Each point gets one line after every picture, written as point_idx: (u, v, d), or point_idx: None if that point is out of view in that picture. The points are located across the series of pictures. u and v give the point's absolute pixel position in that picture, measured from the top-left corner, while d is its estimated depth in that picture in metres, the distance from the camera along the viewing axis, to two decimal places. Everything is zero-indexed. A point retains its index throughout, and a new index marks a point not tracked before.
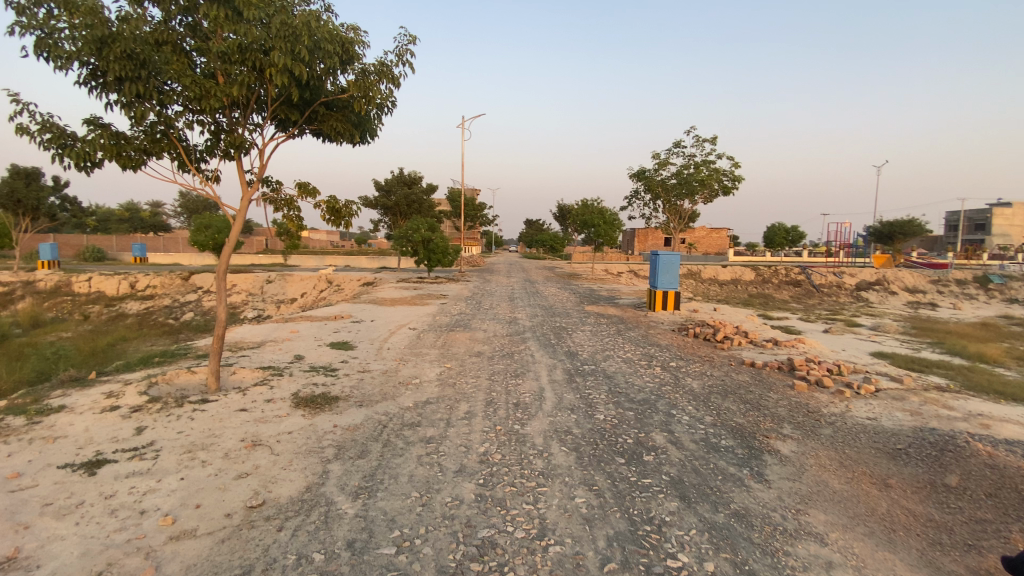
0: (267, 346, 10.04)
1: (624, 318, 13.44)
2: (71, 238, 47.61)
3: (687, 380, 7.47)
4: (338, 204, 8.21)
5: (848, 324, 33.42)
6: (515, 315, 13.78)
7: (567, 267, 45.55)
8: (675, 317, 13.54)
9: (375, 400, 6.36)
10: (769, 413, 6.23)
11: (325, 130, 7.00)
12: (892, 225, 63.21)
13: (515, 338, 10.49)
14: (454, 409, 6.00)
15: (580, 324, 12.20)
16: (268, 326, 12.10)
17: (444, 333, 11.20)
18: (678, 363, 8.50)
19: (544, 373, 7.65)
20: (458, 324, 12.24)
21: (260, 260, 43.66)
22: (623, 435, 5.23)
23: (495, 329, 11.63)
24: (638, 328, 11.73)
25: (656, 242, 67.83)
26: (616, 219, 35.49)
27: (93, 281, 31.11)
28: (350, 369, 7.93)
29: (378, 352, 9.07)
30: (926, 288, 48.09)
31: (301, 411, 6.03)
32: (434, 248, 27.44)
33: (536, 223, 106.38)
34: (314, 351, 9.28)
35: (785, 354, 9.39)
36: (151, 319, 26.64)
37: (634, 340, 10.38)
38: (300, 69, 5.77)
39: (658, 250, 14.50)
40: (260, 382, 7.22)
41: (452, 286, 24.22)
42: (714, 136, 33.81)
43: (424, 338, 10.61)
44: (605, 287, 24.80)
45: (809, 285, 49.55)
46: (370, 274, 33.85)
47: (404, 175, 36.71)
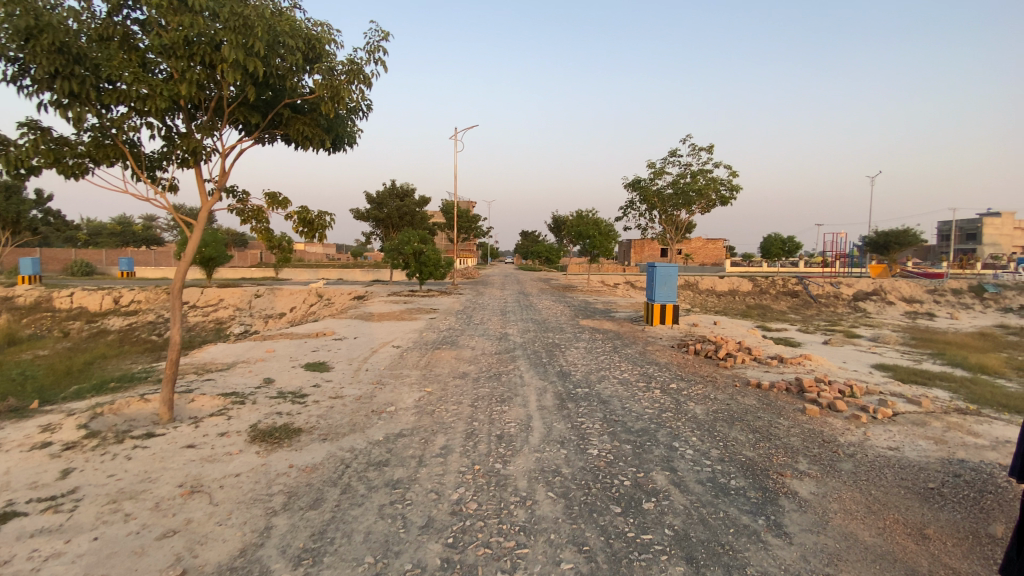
0: (237, 368, 9.34)
1: (620, 333, 12.81)
2: (61, 252, 46.86)
3: (688, 404, 6.85)
4: (311, 215, 7.61)
5: (847, 335, 32.87)
6: (506, 331, 13.15)
7: (563, 279, 44.95)
8: (673, 332, 12.93)
9: (341, 433, 5.69)
10: (782, 443, 5.57)
11: (291, 134, 6.41)
12: (888, 235, 63.07)
13: (504, 356, 9.84)
14: (428, 444, 5.34)
15: (574, 341, 11.59)
16: (243, 345, 11.39)
17: (429, 351, 10.54)
18: (678, 384, 7.90)
19: (533, 398, 6.99)
20: (445, 342, 11.58)
21: (251, 274, 43.00)
22: (620, 475, 4.58)
23: (483, 346, 10.99)
24: (634, 345, 11.11)
25: (652, 253, 67.61)
26: (611, 230, 35.00)
27: (76, 297, 30.36)
28: (320, 395, 7.26)
29: (355, 374, 8.39)
30: (923, 298, 47.70)
31: (255, 447, 5.36)
32: (425, 260, 26.82)
33: (532, 235, 106.04)
34: (285, 374, 8.59)
35: (792, 374, 8.74)
36: (134, 335, 25.87)
37: (631, 358, 9.75)
38: (252, 64, 5.17)
39: (655, 262, 13.92)
40: (218, 412, 6.55)
41: (443, 299, 23.60)
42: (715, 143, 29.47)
43: (407, 357, 9.94)
44: (601, 300, 24.23)
45: (806, 295, 49.15)
46: (362, 287, 33.14)
47: (396, 187, 36.25)
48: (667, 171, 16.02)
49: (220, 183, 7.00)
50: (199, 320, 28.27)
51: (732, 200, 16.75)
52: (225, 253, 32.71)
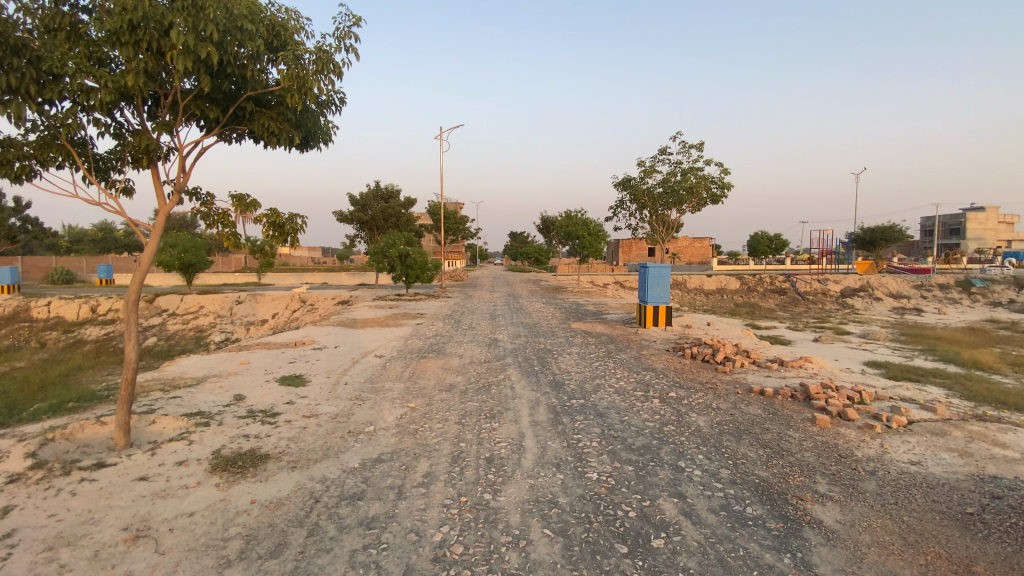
0: (207, 383, 8.72)
1: (613, 336, 12.36)
2: (42, 260, 45.43)
3: (690, 416, 6.40)
4: (283, 218, 7.06)
5: (838, 332, 32.81)
6: (495, 336, 12.63)
7: (553, 280, 44.53)
8: (667, 335, 12.52)
9: (312, 460, 5.14)
10: (795, 459, 5.14)
11: (255, 130, 5.85)
12: (873, 231, 63.60)
13: (493, 364, 9.32)
14: (408, 471, 4.81)
15: (566, 346, 11.12)
16: (216, 357, 10.72)
17: (414, 360, 9.99)
18: (678, 392, 7.44)
19: (524, 411, 6.48)
20: (431, 349, 11.03)
21: (234, 279, 42.05)
22: (623, 505, 4.09)
23: (471, 354, 10.46)
24: (629, 349, 10.65)
25: (640, 253, 67.66)
26: (601, 230, 34.64)
27: (51, 305, 29.25)
28: (293, 415, 6.68)
29: (333, 390, 7.82)
30: (910, 294, 48.02)
31: (214, 478, 4.79)
32: (412, 263, 26.19)
33: (520, 235, 105.66)
34: (258, 390, 7.99)
35: (795, 379, 8.37)
36: (111, 345, 24.89)
37: (627, 364, 9.28)
38: (204, 50, 4.59)
39: (646, 262, 13.53)
40: (179, 436, 5.95)
41: (431, 303, 23.03)
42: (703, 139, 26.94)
43: (390, 368, 9.38)
44: (592, 301, 23.83)
45: (795, 292, 49.29)
46: (347, 292, 32.40)
47: (380, 189, 35.60)
48: (657, 169, 15.55)
49: (180, 183, 6.38)
50: (179, 328, 27.35)
51: (724, 197, 16.27)
52: (206, 259, 31.76)
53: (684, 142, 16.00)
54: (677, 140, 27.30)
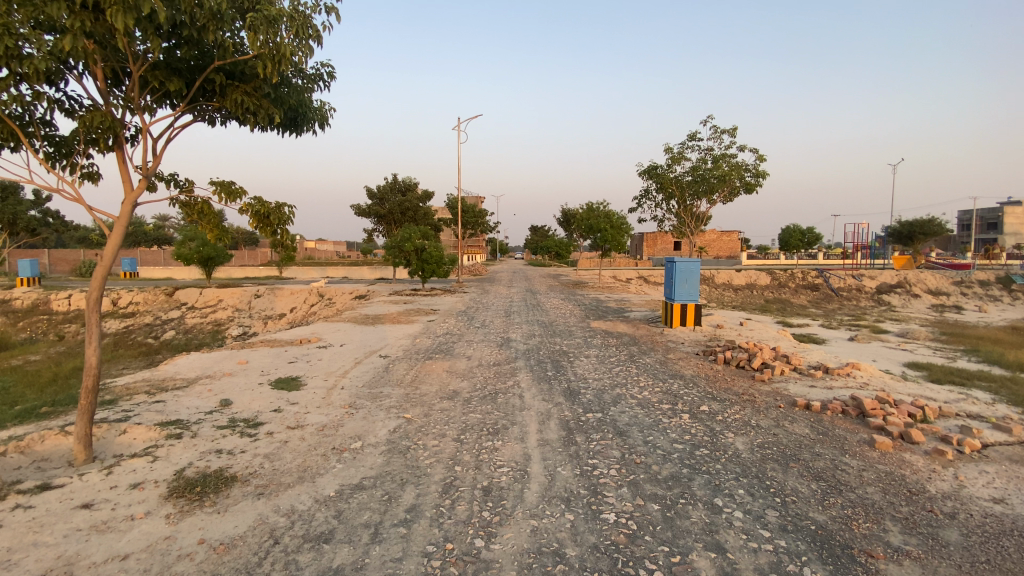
0: (197, 385, 8.18)
1: (636, 337, 11.44)
2: (69, 253, 46.47)
3: (726, 438, 5.51)
4: (269, 207, 6.35)
5: (874, 330, 31.05)
6: (509, 335, 11.83)
7: (573, 275, 43.48)
8: (696, 336, 11.55)
9: (283, 485, 4.45)
10: (858, 496, 4.22)
11: (228, 107, 5.21)
12: (911, 225, 60.64)
13: (503, 368, 8.54)
14: (390, 504, 4.06)
15: (585, 347, 10.28)
16: (214, 356, 10.20)
17: (420, 362, 9.28)
18: (711, 406, 6.55)
19: (534, 427, 5.68)
20: (439, 349, 10.29)
21: (254, 273, 42.17)
22: (647, 561, 3.28)
23: (481, 354, 9.68)
24: (653, 352, 9.75)
25: (664, 246, 66.09)
26: (623, 224, 33.45)
27: (74, 298, 29.56)
28: (277, 425, 6.01)
29: (327, 395, 7.15)
30: (951, 290, 45.50)
31: (167, 507, 4.17)
32: (428, 257, 25.54)
33: (542, 229, 104.45)
34: (246, 395, 7.37)
35: (844, 390, 7.37)
36: (130, 338, 24.96)
37: (652, 370, 8.38)
38: (145, 5, 3.92)
39: (674, 257, 12.54)
40: (145, 451, 5.36)
41: (446, 299, 22.38)
42: (736, 125, 25.05)
43: (392, 370, 8.68)
44: (613, 297, 22.82)
45: (827, 288, 47.22)
46: (364, 286, 32.00)
47: (398, 181, 35.10)
48: (685, 155, 14.44)
49: (150, 168, 5.70)
50: (197, 322, 27.33)
51: (758, 186, 15.06)
52: (224, 252, 31.73)
53: (717, 126, 14.82)
54: (707, 125, 25.25)
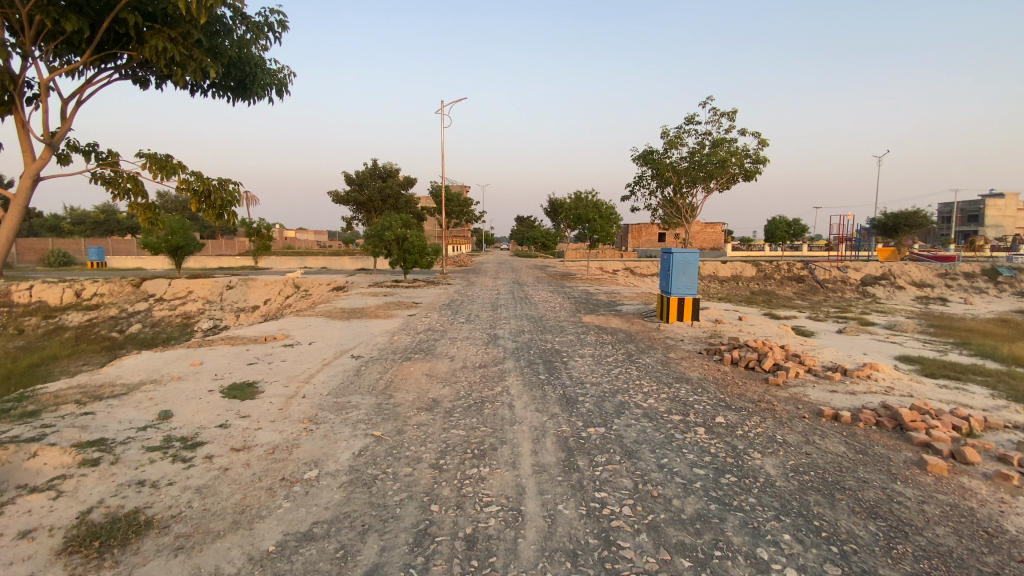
0: (137, 393, 7.10)
1: (632, 333, 10.59)
2: (36, 242, 44.22)
3: (752, 459, 4.69)
4: (212, 185, 5.42)
5: (862, 323, 30.81)
6: (495, 332, 10.89)
7: (560, 266, 42.68)
8: (695, 332, 10.75)
9: (211, 535, 3.50)
10: (930, 546, 3.41)
11: (148, 57, 4.28)
12: (896, 217, 61.08)
13: (490, 370, 7.62)
14: (346, 564, 3.14)
15: (578, 345, 9.43)
16: (164, 358, 9.10)
17: (396, 363, 8.31)
18: (727, 417, 5.72)
19: (527, 447, 4.80)
20: (419, 348, 9.33)
21: (230, 264, 40.54)
22: None
23: (464, 354, 8.75)
24: (653, 351, 8.93)
25: (649, 238, 65.57)
26: (612, 213, 32.60)
27: (34, 289, 27.75)
28: (219, 448, 5.02)
29: (284, 407, 6.16)
30: (934, 283, 45.77)
31: (54, 569, 3.18)
32: (410, 247, 24.39)
33: (527, 219, 103.39)
34: (190, 407, 6.34)
35: (871, 397, 6.64)
36: (93, 332, 23.44)
37: (656, 372, 7.53)
38: None
39: (671, 247, 11.73)
40: (50, 483, 4.32)
41: (429, 291, 21.36)
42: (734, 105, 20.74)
43: (364, 374, 7.72)
44: (603, 290, 22.07)
45: (813, 280, 47.20)
46: (342, 278, 30.75)
47: (377, 168, 33.89)
48: (682, 139, 13.54)
49: (58, 135, 4.67)
50: (165, 315, 25.86)
51: (757, 173, 14.25)
52: (196, 241, 30.15)
53: (716, 109, 13.92)
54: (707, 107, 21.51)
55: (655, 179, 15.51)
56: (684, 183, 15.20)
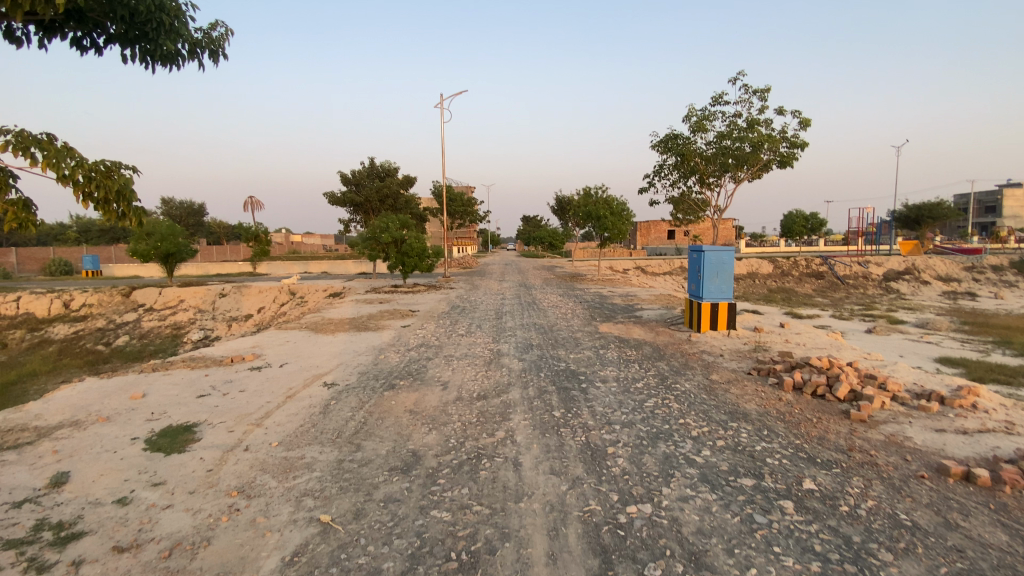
0: (45, 441, 5.61)
1: (660, 347, 8.95)
2: (37, 251, 43.36)
3: (883, 565, 3.08)
4: (93, 167, 3.80)
5: (891, 321, 28.83)
6: (497, 347, 9.31)
7: (568, 266, 41.04)
8: (736, 345, 9.11)
9: None
10: None
11: None
12: (918, 209, 58.88)
13: (491, 405, 6.03)
14: None
15: (599, 364, 7.84)
16: (104, 389, 7.63)
17: (375, 394, 6.74)
18: (819, 481, 4.12)
19: (541, 548, 3.21)
20: (407, 370, 7.76)
21: (229, 271, 39.28)
22: None
23: (460, 379, 7.15)
24: (692, 372, 7.31)
25: (659, 235, 63.70)
26: (624, 210, 30.86)
27: (21, 301, 26.54)
28: (97, 550, 3.49)
29: (215, 470, 4.64)
30: (960, 277, 43.55)
31: None
32: (408, 250, 22.82)
33: (533, 218, 101.39)
34: (96, 468, 4.81)
35: (996, 440, 4.98)
36: (77, 346, 22.10)
37: (702, 405, 5.92)
38: None
39: (701, 245, 10.11)
40: None
41: (430, 296, 19.84)
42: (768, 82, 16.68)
43: (334, 410, 6.17)
44: (617, 292, 20.40)
45: (833, 276, 45.18)
46: (341, 283, 29.44)
47: (376, 166, 32.57)
48: (710, 120, 11.90)
49: None
50: (154, 326, 24.49)
51: (794, 159, 12.61)
52: (188, 247, 28.86)
53: (746, 86, 12.30)
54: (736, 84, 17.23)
55: (678, 168, 13.85)
56: (711, 171, 13.51)
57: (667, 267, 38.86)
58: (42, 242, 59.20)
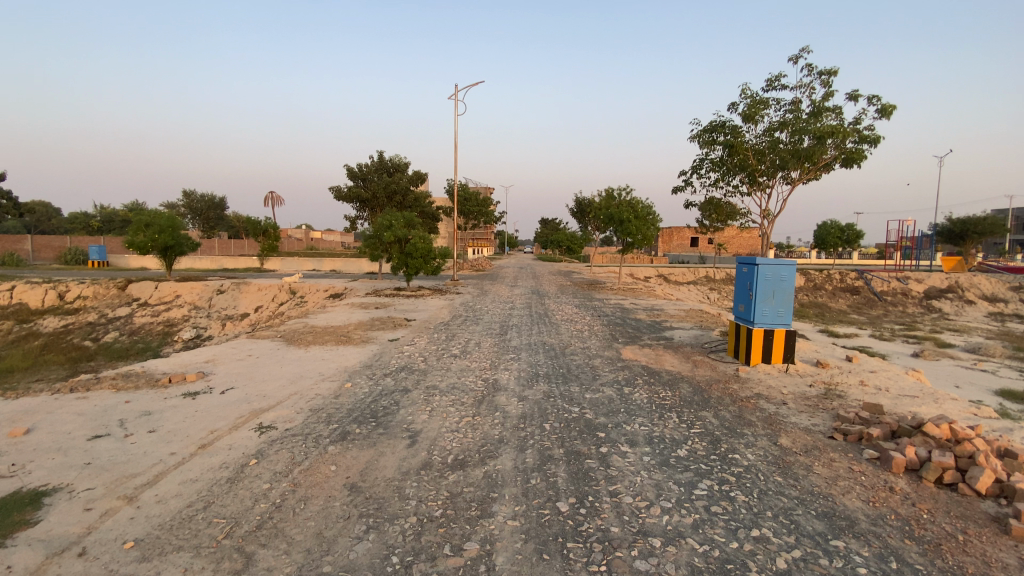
0: None
1: (701, 388, 6.99)
2: (54, 239, 43.04)
3: None
4: None
5: (937, 344, 26.19)
6: (494, 376, 7.43)
7: (586, 272, 39.11)
8: (799, 388, 7.09)
9: None
10: None
11: None
12: (963, 223, 55.40)
13: (468, 482, 4.15)
14: None
15: (624, 411, 5.93)
16: None
17: (315, 447, 4.90)
18: None
19: None
20: (371, 410, 5.95)
21: (237, 267, 38.22)
22: None
23: (436, 429, 5.32)
24: (753, 434, 5.36)
25: (681, 242, 61.39)
26: (649, 214, 28.75)
27: (16, 290, 25.56)
28: None
29: None
30: (1007, 297, 40.29)
31: None
32: (412, 250, 21.09)
33: (552, 220, 99.43)
34: None
35: None
36: (63, 341, 20.82)
37: (778, 501, 3.99)
38: None
39: (754, 257, 8.20)
40: None
41: (432, 302, 18.10)
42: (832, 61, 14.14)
43: (250, 474, 4.36)
44: (639, 304, 18.41)
45: (868, 291, 42.34)
46: (344, 283, 28.00)
47: (386, 161, 31.16)
48: (766, 105, 9.94)
49: None
50: (147, 322, 23.20)
51: (862, 156, 10.66)
52: (187, 239, 27.69)
53: (809, 66, 10.37)
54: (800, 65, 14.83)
55: (724, 165, 11.86)
56: (764, 170, 11.49)
57: (692, 277, 36.63)
58: (66, 231, 59.56)
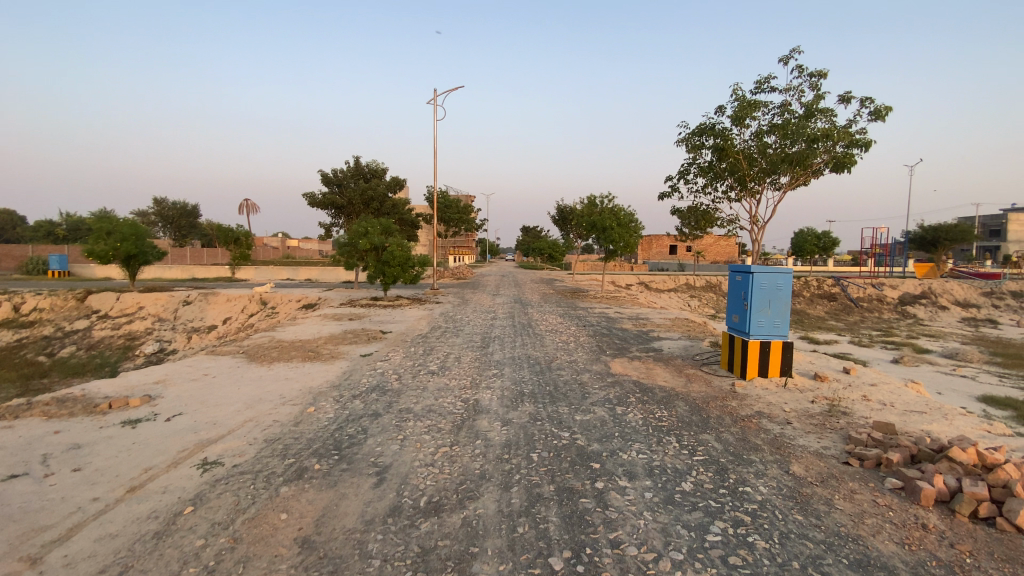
0: None
1: (700, 406, 6.46)
2: (13, 248, 41.02)
3: None
4: None
5: (916, 349, 26.35)
6: (475, 396, 6.80)
7: (569, 280, 38.82)
8: (802, 405, 6.62)
9: None
10: None
11: None
12: (935, 230, 56.85)
13: (441, 533, 3.50)
14: None
15: (619, 435, 5.35)
16: None
17: (266, 488, 4.19)
18: None
19: None
20: (335, 440, 5.26)
21: (208, 277, 36.79)
22: None
23: (409, 464, 4.66)
24: (763, 460, 4.82)
25: (661, 249, 61.71)
26: (631, 221, 28.52)
27: None
28: None
29: None
30: (977, 302, 41.12)
31: None
32: (389, 258, 20.37)
33: (533, 229, 99.29)
34: None
35: None
36: (14, 357, 19.47)
37: (803, 548, 3.44)
38: None
39: (748, 265, 7.78)
40: None
41: (410, 313, 17.36)
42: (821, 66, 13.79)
43: (182, 526, 3.65)
44: (623, 312, 17.94)
45: (845, 298, 42.82)
46: (319, 292, 27.04)
47: (363, 166, 30.40)
48: (757, 106, 9.56)
49: None
50: (106, 335, 21.91)
51: (852, 161, 10.38)
52: (152, 247, 26.46)
53: (799, 68, 10.05)
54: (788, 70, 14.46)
55: (712, 169, 11.50)
56: (754, 175, 11.14)
57: (673, 284, 36.52)
58: (29, 240, 57.08)
